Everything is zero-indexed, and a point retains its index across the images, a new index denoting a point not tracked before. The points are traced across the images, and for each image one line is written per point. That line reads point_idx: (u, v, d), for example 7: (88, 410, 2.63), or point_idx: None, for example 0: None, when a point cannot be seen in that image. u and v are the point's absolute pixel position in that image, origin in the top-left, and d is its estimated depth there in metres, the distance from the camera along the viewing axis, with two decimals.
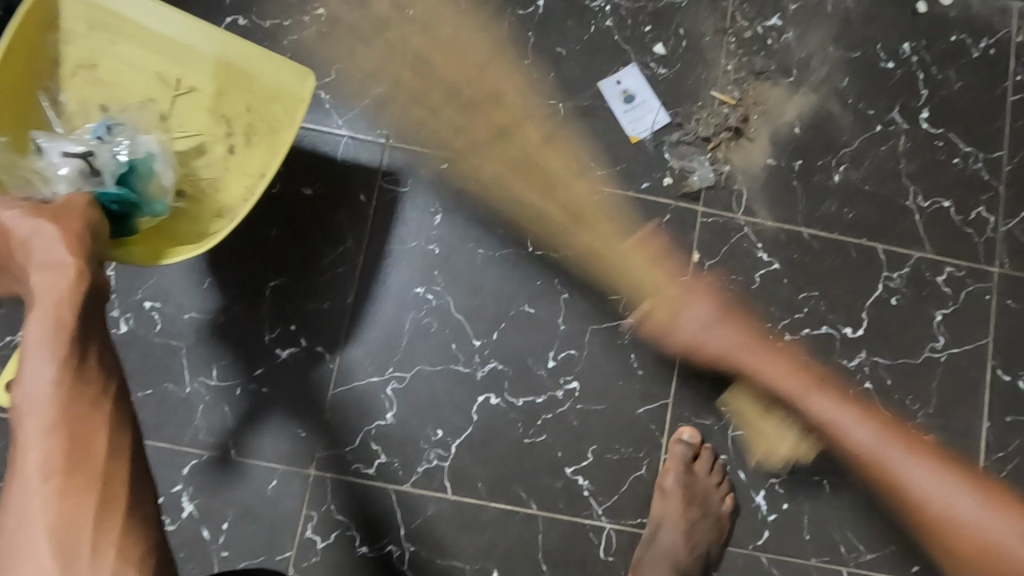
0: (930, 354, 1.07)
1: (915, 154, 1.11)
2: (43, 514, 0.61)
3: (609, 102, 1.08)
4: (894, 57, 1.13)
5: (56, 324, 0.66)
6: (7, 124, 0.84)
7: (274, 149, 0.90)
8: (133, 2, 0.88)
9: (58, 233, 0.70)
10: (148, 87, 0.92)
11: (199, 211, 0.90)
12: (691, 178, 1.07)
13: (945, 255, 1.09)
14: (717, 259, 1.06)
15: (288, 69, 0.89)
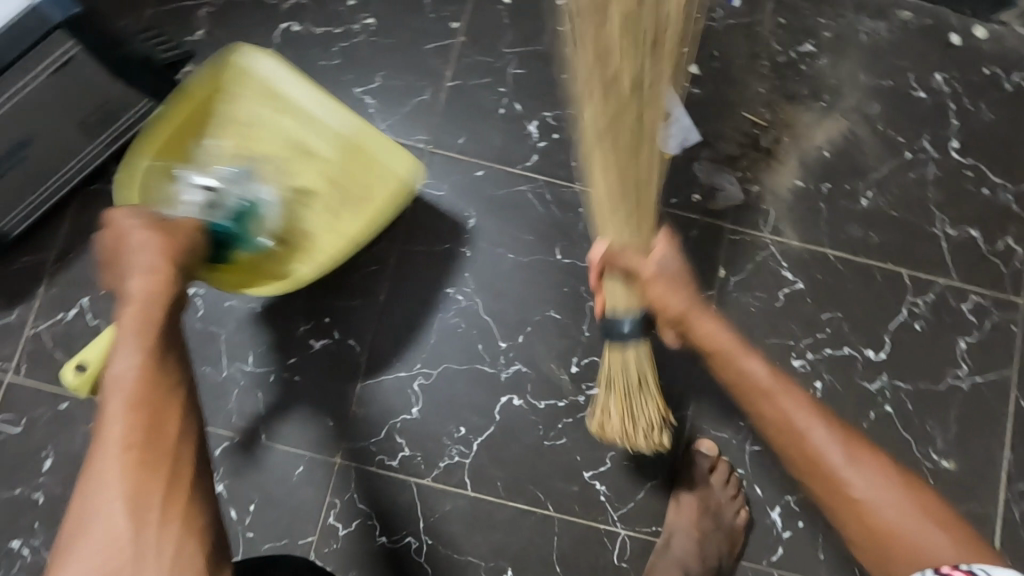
0: (952, 381, 1.07)
1: (943, 182, 1.13)
2: (116, 487, 0.62)
3: None
4: (925, 86, 1.15)
5: (145, 317, 0.71)
6: (164, 155, 0.98)
7: (368, 218, 0.99)
8: (293, 81, 1.01)
9: (160, 241, 0.77)
10: (278, 144, 1.03)
11: (288, 257, 1.00)
12: (720, 195, 1.10)
13: (970, 284, 1.10)
14: (742, 276, 1.08)
15: (402, 157, 1.00)
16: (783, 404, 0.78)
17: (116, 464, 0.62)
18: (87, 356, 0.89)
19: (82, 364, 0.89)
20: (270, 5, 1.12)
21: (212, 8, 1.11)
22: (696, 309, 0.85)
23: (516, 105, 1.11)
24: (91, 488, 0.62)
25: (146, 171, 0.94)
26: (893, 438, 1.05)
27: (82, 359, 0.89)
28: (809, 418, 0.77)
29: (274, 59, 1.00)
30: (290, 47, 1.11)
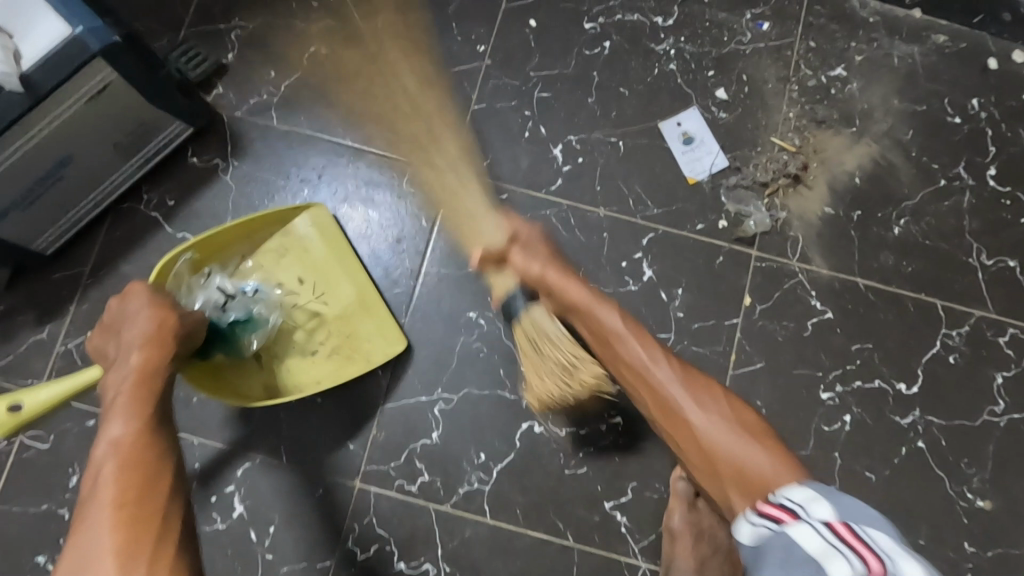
0: (989, 417, 1.03)
1: (979, 211, 1.09)
2: (107, 539, 0.65)
3: (668, 143, 1.10)
4: (961, 112, 1.12)
5: (140, 392, 0.80)
6: (201, 250, 1.00)
7: (337, 375, 1.02)
8: (335, 237, 1.05)
9: (163, 321, 0.87)
10: (301, 266, 1.06)
11: (255, 374, 1.04)
12: (746, 221, 1.08)
13: (1008, 316, 1.06)
14: (769, 304, 1.06)
15: (391, 340, 1.03)
16: (657, 374, 0.83)
17: (107, 518, 0.67)
18: (27, 399, 0.88)
19: (16, 405, 0.88)
20: (299, 28, 1.13)
21: (243, 31, 1.13)
22: (565, 285, 0.89)
23: (541, 128, 1.11)
24: (80, 546, 0.66)
25: (178, 261, 0.97)
26: (926, 475, 1.01)
27: (18, 399, 0.88)
28: (682, 393, 0.80)
29: (330, 220, 1.04)
30: (318, 69, 1.12)
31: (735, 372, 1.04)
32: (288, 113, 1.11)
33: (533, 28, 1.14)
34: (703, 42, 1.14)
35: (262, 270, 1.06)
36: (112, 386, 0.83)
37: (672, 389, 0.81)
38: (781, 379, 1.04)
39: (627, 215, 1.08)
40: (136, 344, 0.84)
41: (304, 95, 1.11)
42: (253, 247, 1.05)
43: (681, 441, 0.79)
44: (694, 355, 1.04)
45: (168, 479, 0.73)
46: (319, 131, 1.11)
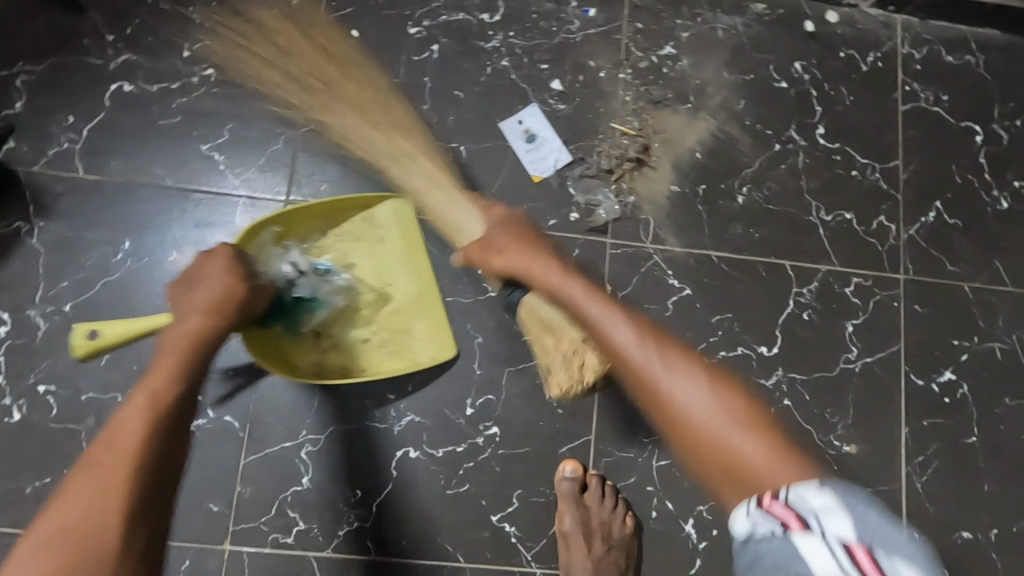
0: (845, 366, 1.08)
1: (814, 169, 1.14)
2: (79, 502, 0.59)
3: (510, 143, 1.08)
4: (787, 76, 1.16)
5: (184, 357, 0.73)
6: (286, 223, 0.96)
7: (386, 366, 1.00)
8: (411, 237, 1.02)
9: (219, 290, 0.81)
10: (375, 263, 1.03)
11: (311, 351, 1.00)
12: (597, 211, 1.08)
13: (851, 267, 1.11)
14: (630, 290, 1.06)
15: (441, 343, 1.01)
16: (636, 357, 0.74)
17: (81, 484, 0.60)
18: (106, 329, 0.86)
19: (94, 332, 0.86)
20: (96, 66, 1.03)
21: (31, 76, 1.01)
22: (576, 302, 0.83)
23: (378, 143, 1.07)
24: (56, 502, 0.59)
25: (264, 231, 0.94)
26: (796, 431, 1.05)
27: (97, 328, 0.87)
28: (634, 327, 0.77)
29: (410, 212, 1.02)
30: (123, 108, 1.02)
31: None
32: (96, 159, 1.00)
33: (356, 38, 1.09)
34: (532, 35, 1.12)
35: (343, 250, 1.02)
36: (163, 342, 0.76)
37: (637, 347, 0.74)
38: None
39: None
40: (201, 305, 0.79)
41: (110, 136, 1.01)
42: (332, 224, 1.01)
43: (660, 358, 0.72)
44: None
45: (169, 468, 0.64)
46: (131, 175, 1.00)
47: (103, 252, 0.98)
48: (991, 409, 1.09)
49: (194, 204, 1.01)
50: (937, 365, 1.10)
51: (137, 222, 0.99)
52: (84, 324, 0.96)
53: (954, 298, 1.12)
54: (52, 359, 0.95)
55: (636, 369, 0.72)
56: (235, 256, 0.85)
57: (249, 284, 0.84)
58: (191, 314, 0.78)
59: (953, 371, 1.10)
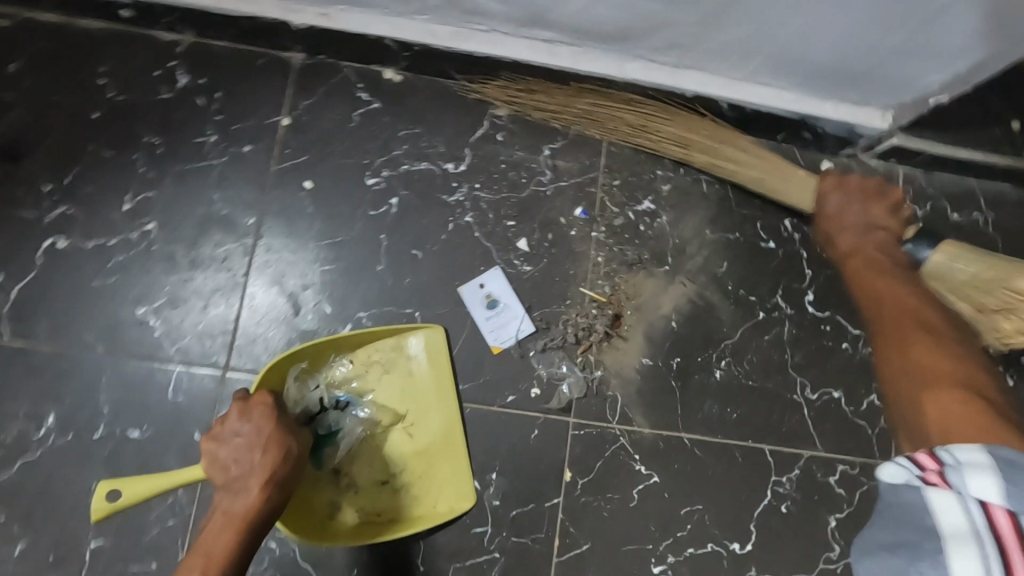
0: (824, 565, 0.99)
1: (800, 341, 1.05)
2: None
3: (469, 308, 1.01)
4: (775, 235, 1.07)
5: (228, 542, 0.73)
6: (314, 356, 0.93)
7: (406, 512, 0.94)
8: (441, 367, 0.97)
9: (269, 462, 0.79)
10: (400, 396, 0.97)
11: (332, 492, 0.94)
12: (558, 390, 1.00)
13: (836, 453, 1.02)
14: (591, 477, 0.98)
15: (461, 491, 0.94)
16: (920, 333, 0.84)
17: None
18: (125, 489, 0.81)
19: (115, 490, 0.82)
20: (29, 219, 0.97)
21: None
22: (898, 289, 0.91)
23: (326, 306, 0.99)
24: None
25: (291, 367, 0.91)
26: None
27: (117, 487, 0.82)
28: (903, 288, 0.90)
29: (444, 343, 0.96)
30: (55, 267, 0.96)
31: (560, 560, 0.96)
32: (23, 323, 0.94)
33: (309, 189, 1.02)
34: (499, 188, 1.04)
35: (367, 380, 0.97)
36: (212, 511, 0.77)
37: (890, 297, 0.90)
38: (610, 558, 0.96)
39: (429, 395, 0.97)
40: (260, 478, 0.77)
41: (40, 298, 0.95)
42: (358, 356, 0.97)
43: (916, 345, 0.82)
44: (514, 548, 0.95)
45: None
46: (58, 341, 0.94)
47: (23, 427, 0.92)
48: None
49: (123, 373, 0.95)
50: None
51: (62, 394, 0.93)
52: None
53: None
54: None
55: (899, 367, 0.82)
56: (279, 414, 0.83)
57: (300, 454, 0.82)
58: (247, 484, 0.77)
59: None
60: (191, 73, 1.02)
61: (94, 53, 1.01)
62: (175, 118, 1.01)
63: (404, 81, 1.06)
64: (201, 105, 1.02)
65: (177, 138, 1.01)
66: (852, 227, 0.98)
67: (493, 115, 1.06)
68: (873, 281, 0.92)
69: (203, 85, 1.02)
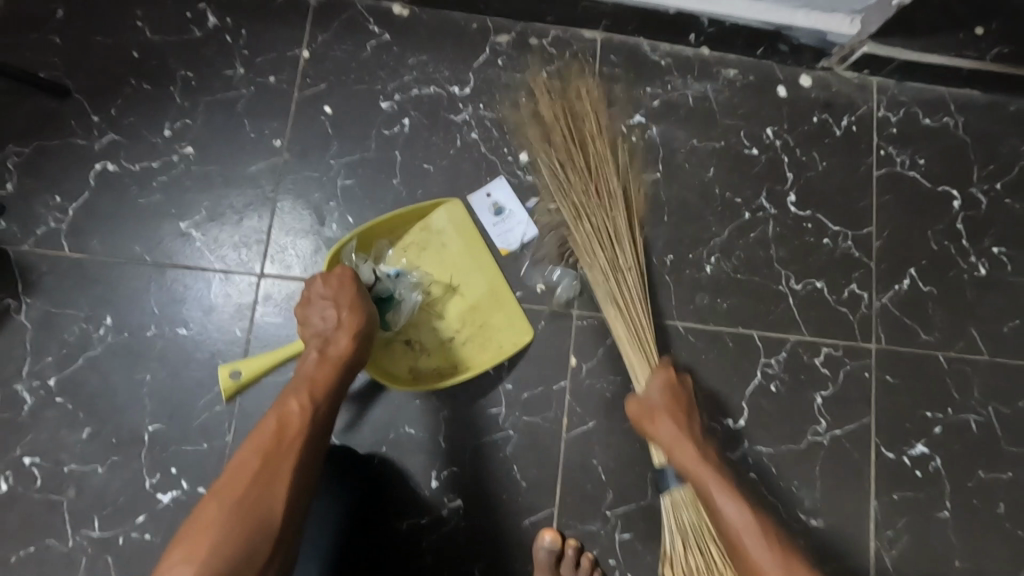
0: (812, 438, 1.08)
1: (784, 237, 1.14)
2: (245, 467, 0.74)
3: (477, 215, 1.10)
4: (758, 143, 1.16)
5: (327, 374, 0.87)
6: (362, 239, 1.05)
7: (476, 359, 1.06)
8: (470, 235, 1.09)
9: (353, 319, 0.93)
10: (443, 268, 1.09)
11: (405, 352, 1.07)
12: (558, 290, 1.09)
13: (821, 336, 1.11)
14: (595, 362, 1.08)
15: (518, 329, 1.07)
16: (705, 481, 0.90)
17: (257, 468, 0.73)
18: (243, 366, 0.97)
19: (234, 372, 0.97)
20: (81, 147, 1.08)
21: (20, 157, 1.07)
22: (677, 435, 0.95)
23: (348, 217, 1.10)
24: (233, 471, 0.74)
25: (345, 252, 1.03)
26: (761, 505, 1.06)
27: (235, 367, 0.97)
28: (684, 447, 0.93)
29: (464, 212, 1.08)
30: (107, 188, 1.07)
31: (568, 436, 1.05)
32: (80, 238, 1.05)
33: (328, 114, 1.12)
34: (501, 107, 1.14)
35: (409, 258, 1.09)
36: (306, 355, 0.90)
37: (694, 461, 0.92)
38: (613, 435, 1.06)
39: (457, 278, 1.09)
40: (348, 330, 0.92)
41: (93, 215, 1.06)
42: (397, 239, 1.09)
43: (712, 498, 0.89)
44: (526, 426, 1.05)
45: (314, 472, 0.78)
46: (111, 253, 1.05)
47: (85, 327, 1.03)
48: (965, 482, 1.08)
49: (172, 278, 1.05)
50: (908, 438, 1.09)
51: (117, 299, 1.04)
52: (66, 398, 1.01)
53: (928, 368, 1.11)
54: (37, 433, 1.00)
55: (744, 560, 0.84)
56: (354, 281, 0.96)
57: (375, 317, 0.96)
58: (337, 335, 0.91)
59: (926, 444, 1.09)
60: (217, 13, 1.13)
61: None
62: (206, 54, 1.12)
63: (411, 14, 1.16)
64: (229, 41, 1.12)
65: (208, 71, 1.11)
66: (668, 412, 0.96)
67: (493, 42, 1.16)
68: (699, 468, 0.91)
69: (229, 24, 1.13)
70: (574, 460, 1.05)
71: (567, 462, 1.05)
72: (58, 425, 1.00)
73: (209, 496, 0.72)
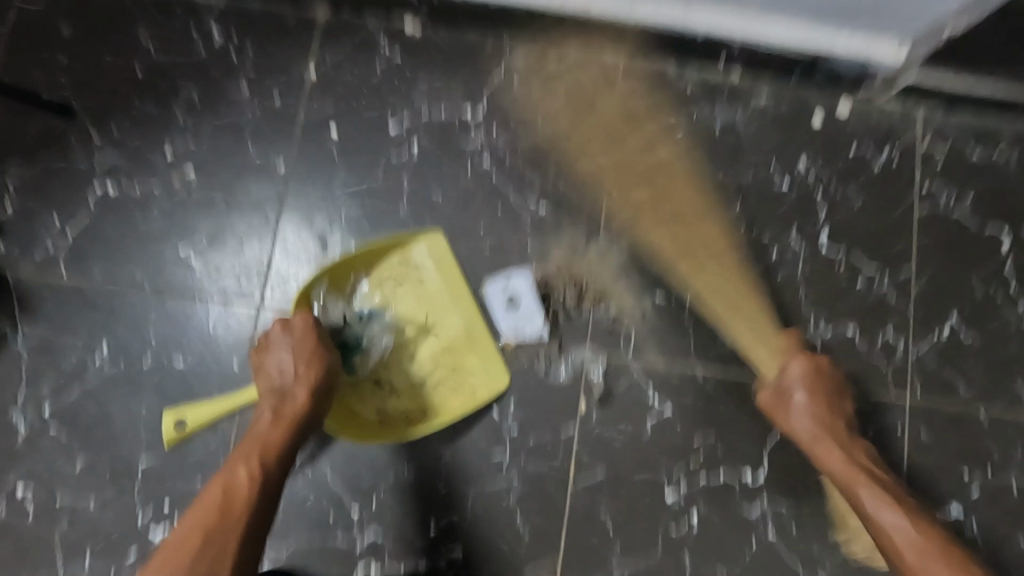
0: (837, 497, 1.01)
1: (814, 279, 1.06)
2: (187, 540, 0.79)
3: (493, 311, 1.04)
4: (789, 177, 1.09)
5: (279, 433, 0.89)
6: (332, 276, 1.02)
7: (446, 405, 1.01)
8: (451, 270, 1.04)
9: (309, 374, 0.93)
10: (419, 306, 1.04)
11: (373, 395, 1.03)
12: (585, 375, 1.03)
13: (850, 387, 1.03)
14: (606, 408, 1.02)
15: (495, 372, 1.02)
16: (882, 516, 0.87)
17: (196, 545, 0.79)
18: (186, 415, 0.95)
19: (180, 421, 0.96)
20: (84, 169, 1.05)
21: (22, 178, 1.05)
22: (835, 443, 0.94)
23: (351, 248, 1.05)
24: (176, 540, 0.80)
25: (315, 291, 1.00)
26: (779, 568, 0.99)
27: (180, 417, 0.95)
28: (906, 514, 0.87)
29: (445, 245, 1.04)
30: (108, 212, 1.04)
31: (575, 485, 1.00)
32: (79, 263, 1.03)
33: (335, 138, 1.07)
34: (515, 135, 1.08)
35: (385, 294, 1.04)
36: (261, 409, 0.92)
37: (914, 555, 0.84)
38: (624, 487, 1.00)
39: (444, 318, 1.04)
40: (305, 386, 0.92)
41: (93, 240, 1.03)
42: (370, 272, 1.04)
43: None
44: (531, 473, 1.00)
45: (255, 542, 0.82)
46: (110, 279, 1.02)
47: (81, 355, 1.01)
48: (1001, 551, 1.00)
49: (170, 308, 1.02)
50: (941, 500, 1.02)
51: (113, 326, 1.01)
52: (62, 428, 0.99)
53: (966, 425, 1.03)
54: (31, 462, 0.98)
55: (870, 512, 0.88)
56: (314, 331, 0.96)
57: (335, 367, 0.96)
58: (294, 390, 0.92)
59: (959, 508, 1.01)
60: (225, 32, 1.09)
61: (138, 15, 1.09)
62: (212, 74, 1.08)
63: (424, 34, 1.10)
64: (236, 62, 1.09)
65: (214, 93, 1.08)
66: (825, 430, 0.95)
67: (509, 65, 1.10)
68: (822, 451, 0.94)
69: (236, 43, 1.09)
70: (580, 512, 0.99)
71: (573, 514, 0.99)
72: (53, 455, 0.98)
73: (153, 563, 0.78)
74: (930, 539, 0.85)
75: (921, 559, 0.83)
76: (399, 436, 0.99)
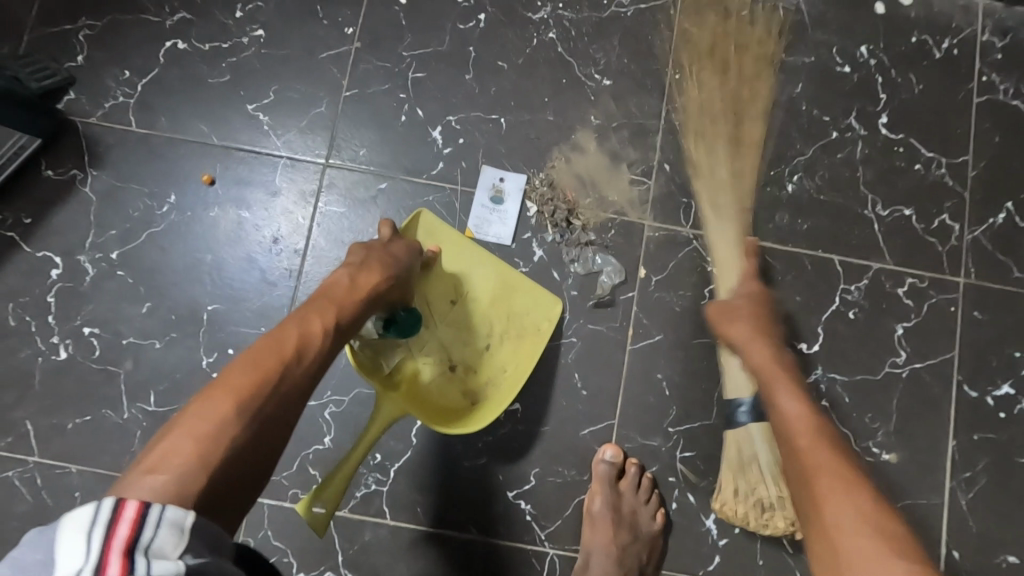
0: (890, 369, 1.02)
1: (873, 159, 1.07)
2: (249, 366, 0.64)
3: (476, 190, 1.04)
4: (851, 60, 1.10)
5: (349, 300, 0.81)
6: None
7: (524, 355, 0.99)
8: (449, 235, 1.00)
9: (379, 265, 0.88)
10: (441, 280, 1.02)
11: (448, 382, 1.01)
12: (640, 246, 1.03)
13: (906, 265, 1.05)
14: (665, 274, 1.03)
15: (547, 296, 0.99)
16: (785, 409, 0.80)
17: (265, 368, 0.65)
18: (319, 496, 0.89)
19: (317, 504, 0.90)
20: (152, 23, 1.06)
21: (92, 30, 1.05)
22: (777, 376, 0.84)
23: (417, 110, 1.06)
24: (239, 368, 0.64)
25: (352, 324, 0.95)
26: None
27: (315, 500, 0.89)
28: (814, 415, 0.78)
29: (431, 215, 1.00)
30: (175, 66, 1.05)
31: (632, 347, 1.01)
32: (147, 113, 1.04)
33: (403, 4, 1.08)
34: (581, 8, 1.09)
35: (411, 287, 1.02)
36: (335, 278, 0.84)
37: (805, 435, 0.75)
38: (681, 350, 1.01)
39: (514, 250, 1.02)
40: (377, 275, 0.86)
41: (162, 92, 1.04)
42: None
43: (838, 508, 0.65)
44: (590, 333, 1.02)
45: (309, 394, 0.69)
46: (178, 130, 1.04)
47: (149, 204, 1.02)
48: None
49: (237, 161, 1.03)
50: (994, 377, 1.02)
51: (180, 177, 1.03)
52: (128, 271, 1.00)
53: (1019, 305, 1.04)
54: (96, 303, 0.99)
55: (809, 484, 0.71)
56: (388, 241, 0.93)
57: (402, 273, 0.91)
58: (361, 274, 0.85)
59: (1012, 385, 1.02)
60: None
61: None
62: None
63: None
64: None
65: None
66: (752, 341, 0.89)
67: None
68: (777, 387, 0.83)
69: None
70: (637, 373, 1.01)
71: (630, 374, 1.01)
72: (119, 297, 0.99)
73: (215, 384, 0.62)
74: (823, 440, 0.74)
75: (815, 439, 0.75)
76: (500, 396, 0.97)
